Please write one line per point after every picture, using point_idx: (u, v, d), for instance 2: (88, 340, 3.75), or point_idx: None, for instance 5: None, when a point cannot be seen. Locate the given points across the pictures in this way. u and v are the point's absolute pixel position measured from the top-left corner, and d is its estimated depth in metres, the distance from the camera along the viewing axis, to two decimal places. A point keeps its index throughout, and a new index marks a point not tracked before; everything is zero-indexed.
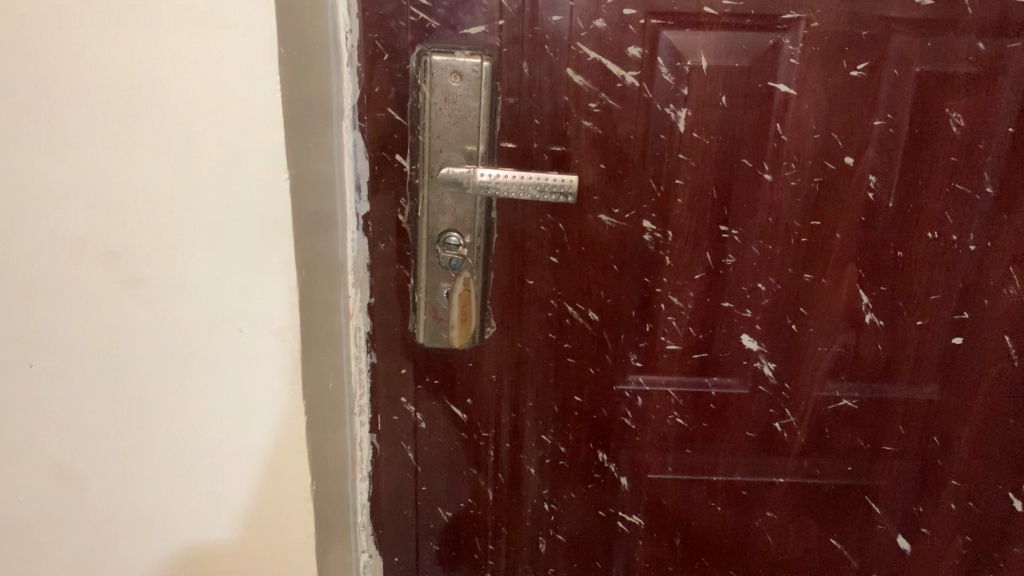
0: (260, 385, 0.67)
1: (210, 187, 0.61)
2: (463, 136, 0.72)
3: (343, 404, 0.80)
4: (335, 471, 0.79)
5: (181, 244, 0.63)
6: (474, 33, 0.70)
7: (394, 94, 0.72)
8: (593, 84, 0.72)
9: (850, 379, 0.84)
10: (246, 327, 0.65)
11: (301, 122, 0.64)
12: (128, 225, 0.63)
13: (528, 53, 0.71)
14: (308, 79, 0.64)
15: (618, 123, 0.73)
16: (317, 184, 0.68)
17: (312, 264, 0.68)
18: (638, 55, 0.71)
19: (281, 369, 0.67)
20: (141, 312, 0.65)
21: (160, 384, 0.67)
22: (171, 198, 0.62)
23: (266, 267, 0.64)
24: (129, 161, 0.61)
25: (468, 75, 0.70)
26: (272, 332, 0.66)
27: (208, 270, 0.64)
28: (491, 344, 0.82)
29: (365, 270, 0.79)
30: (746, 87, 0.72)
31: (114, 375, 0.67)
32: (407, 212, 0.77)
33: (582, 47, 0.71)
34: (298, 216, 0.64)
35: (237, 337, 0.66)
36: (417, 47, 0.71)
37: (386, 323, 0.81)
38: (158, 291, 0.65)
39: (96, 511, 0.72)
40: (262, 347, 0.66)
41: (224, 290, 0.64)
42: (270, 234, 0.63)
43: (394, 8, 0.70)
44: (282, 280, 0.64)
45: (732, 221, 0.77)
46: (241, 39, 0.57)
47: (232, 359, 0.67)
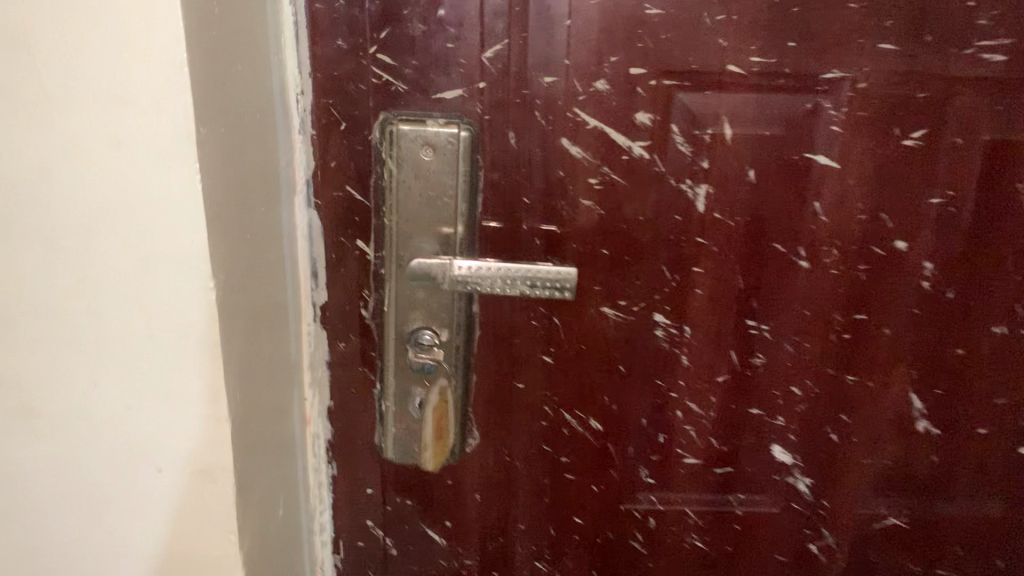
0: (185, 535, 0.54)
1: (119, 298, 0.49)
2: (437, 219, 0.59)
3: (297, 533, 0.67)
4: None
5: (86, 367, 0.51)
6: (451, 98, 0.58)
7: (354, 171, 0.60)
8: (595, 156, 0.60)
9: (900, 495, 0.71)
10: (167, 465, 0.52)
11: (237, 212, 0.51)
12: (20, 346, 0.50)
13: (515, 119, 0.58)
14: (244, 157, 0.52)
15: (624, 202, 0.61)
16: (257, 282, 0.55)
17: (253, 378, 0.55)
18: (648, 121, 0.59)
19: (211, 514, 0.53)
20: (39, 449, 0.53)
21: (65, 533, 0.55)
22: (70, 312, 0.49)
23: (189, 395, 0.51)
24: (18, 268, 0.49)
25: (442, 148, 0.58)
26: (202, 470, 0.52)
27: (119, 397, 0.51)
28: (474, 458, 0.69)
29: (325, 369, 0.66)
30: (778, 159, 0.60)
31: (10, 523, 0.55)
32: (373, 307, 0.64)
33: (580, 112, 0.58)
34: (231, 327, 0.51)
35: (158, 476, 0.53)
36: (380, 114, 0.58)
37: (349, 436, 0.68)
38: (59, 423, 0.52)
39: None
40: (185, 489, 0.53)
41: (137, 421, 0.52)
42: (194, 354, 0.50)
43: (353, 67, 0.57)
44: (209, 409, 0.51)
45: (761, 314, 0.65)
46: (148, 117, 0.45)
47: (152, 503, 0.54)
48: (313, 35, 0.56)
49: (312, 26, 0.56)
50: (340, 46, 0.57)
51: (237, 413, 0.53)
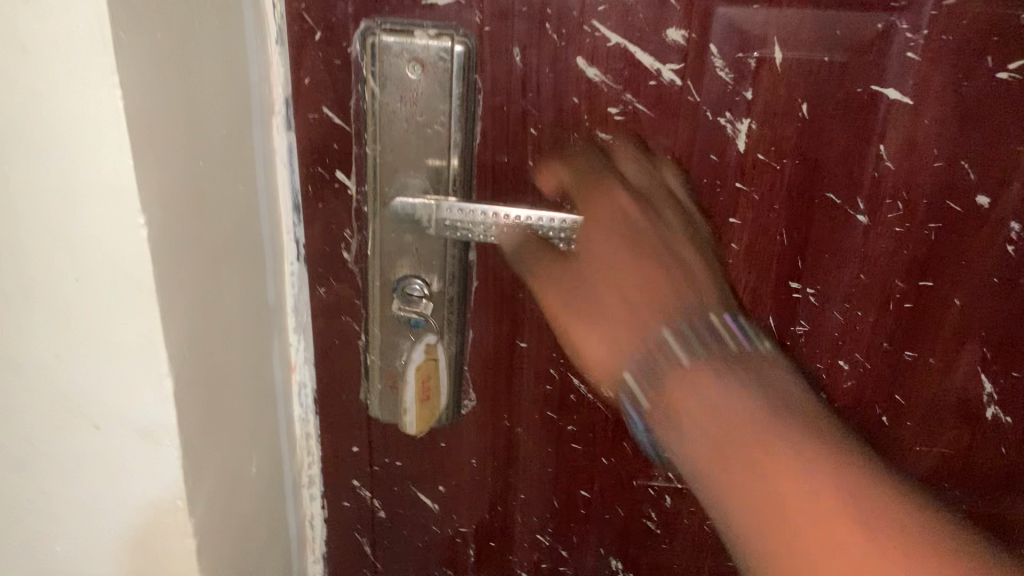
0: (132, 501, 0.47)
1: (37, 236, 0.40)
2: (426, 150, 0.51)
3: (277, 488, 0.61)
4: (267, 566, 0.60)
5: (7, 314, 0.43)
6: (444, 7, 0.48)
7: (332, 91, 0.51)
8: (616, 81, 0.50)
9: (958, 488, 0.62)
10: (107, 424, 0.45)
11: (182, 139, 0.42)
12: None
13: (522, 33, 0.49)
14: (193, 66, 0.42)
15: (649, 138, 0.51)
16: (218, 217, 0.47)
17: (212, 330, 0.48)
18: (682, 40, 0.48)
19: (159, 485, 0.47)
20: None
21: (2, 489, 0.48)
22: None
23: (127, 349, 0.43)
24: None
25: (432, 66, 0.48)
26: (149, 436, 0.45)
27: (48, 348, 0.43)
28: (471, 420, 0.62)
29: (309, 314, 0.59)
30: (839, 91, 0.49)
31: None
32: (354, 249, 0.56)
33: (599, 27, 0.48)
34: (177, 272, 0.43)
35: (99, 435, 0.46)
36: (361, 23, 0.49)
37: (333, 390, 0.61)
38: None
39: None
40: (130, 451, 0.46)
41: (71, 373, 0.44)
42: (127, 303, 0.41)
43: None
44: (151, 371, 0.43)
45: (808, 278, 0.55)
46: (56, 26, 0.35)
47: (92, 462, 0.47)
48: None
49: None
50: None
51: (186, 374, 0.45)
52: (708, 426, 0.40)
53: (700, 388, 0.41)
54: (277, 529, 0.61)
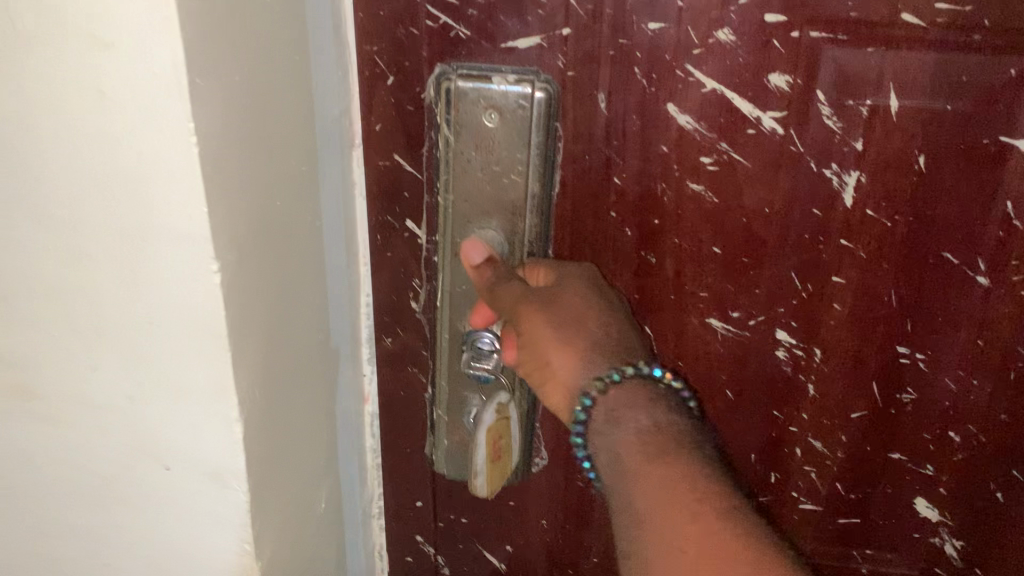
0: (201, 543, 0.44)
1: (109, 277, 0.37)
2: (501, 202, 0.47)
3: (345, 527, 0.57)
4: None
5: (76, 354, 0.39)
6: (524, 50, 0.45)
7: (404, 137, 0.48)
8: (710, 129, 0.46)
9: None
10: (177, 466, 0.42)
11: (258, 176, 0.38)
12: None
13: (608, 78, 0.45)
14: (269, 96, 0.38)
15: (744, 189, 0.47)
16: (291, 254, 0.43)
17: (283, 378, 0.44)
18: (785, 86, 0.44)
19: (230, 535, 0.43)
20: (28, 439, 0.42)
21: (67, 529, 0.45)
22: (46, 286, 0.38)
23: (198, 394, 0.39)
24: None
25: (511, 113, 0.45)
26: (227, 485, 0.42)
27: (121, 394, 0.40)
28: (541, 479, 0.58)
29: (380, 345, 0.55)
30: (961, 142, 0.44)
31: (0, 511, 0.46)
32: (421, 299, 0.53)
33: (693, 72, 0.44)
34: (251, 314, 0.39)
35: (171, 479, 0.42)
36: (436, 69, 0.46)
37: (398, 443, 0.58)
38: (52, 414, 0.41)
39: None
40: (199, 494, 0.42)
41: (140, 415, 0.40)
42: (200, 347, 0.38)
43: (402, 6, 0.44)
44: (223, 423, 0.40)
45: (918, 342, 0.50)
46: (136, 69, 0.31)
47: (162, 501, 0.43)
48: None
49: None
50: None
51: (257, 426, 0.41)
52: (665, 463, 0.36)
53: (633, 405, 0.39)
54: (343, 570, 0.58)
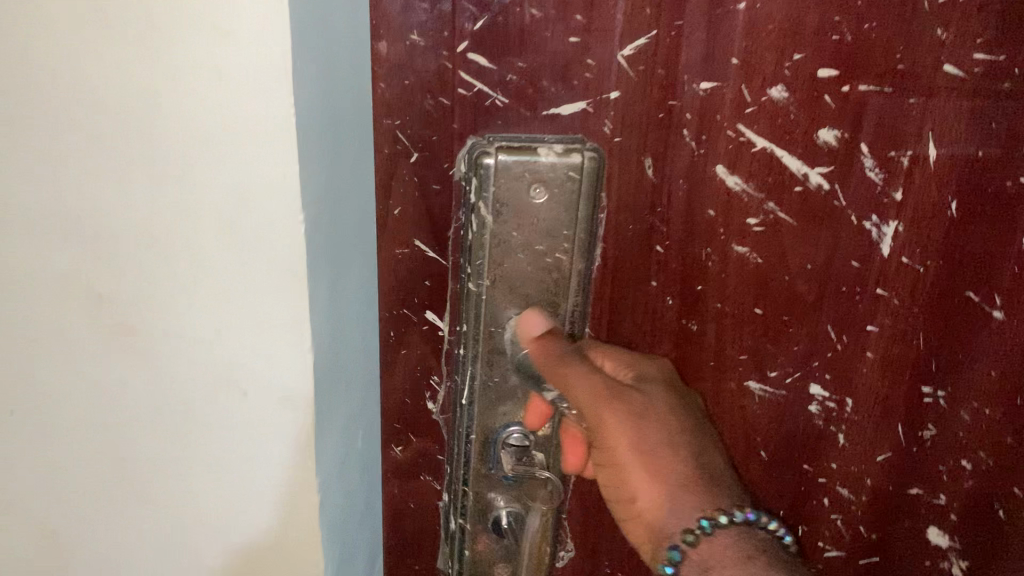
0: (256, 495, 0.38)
1: (184, 165, 0.32)
2: (544, 281, 0.42)
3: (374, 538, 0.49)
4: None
5: (136, 264, 0.34)
6: (567, 118, 0.40)
7: (427, 220, 0.41)
8: (758, 188, 0.43)
9: None
10: (244, 396, 0.36)
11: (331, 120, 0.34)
12: (33, 228, 0.34)
13: (656, 142, 0.41)
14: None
15: (788, 245, 0.45)
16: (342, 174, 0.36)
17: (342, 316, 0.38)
18: (833, 140, 0.43)
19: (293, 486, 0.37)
20: (65, 372, 0.37)
21: (110, 484, 0.39)
22: (107, 176, 0.32)
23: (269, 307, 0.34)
24: (22, 109, 0.32)
25: (558, 186, 0.40)
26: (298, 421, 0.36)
27: (185, 313, 0.34)
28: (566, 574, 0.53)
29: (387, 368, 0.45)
30: (990, 186, 0.44)
31: (33, 475, 0.39)
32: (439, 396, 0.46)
33: (745, 130, 0.42)
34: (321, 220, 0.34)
35: (236, 414, 0.36)
36: (470, 140, 0.40)
37: (405, 560, 0.51)
38: (101, 338, 0.36)
39: None
40: (261, 431, 0.36)
41: (213, 337, 0.35)
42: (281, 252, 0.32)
43: (431, 73, 0.38)
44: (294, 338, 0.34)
45: (940, 380, 0.50)
46: None
47: (226, 449, 0.37)
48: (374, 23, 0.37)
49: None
50: (417, 42, 0.37)
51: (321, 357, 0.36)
52: None
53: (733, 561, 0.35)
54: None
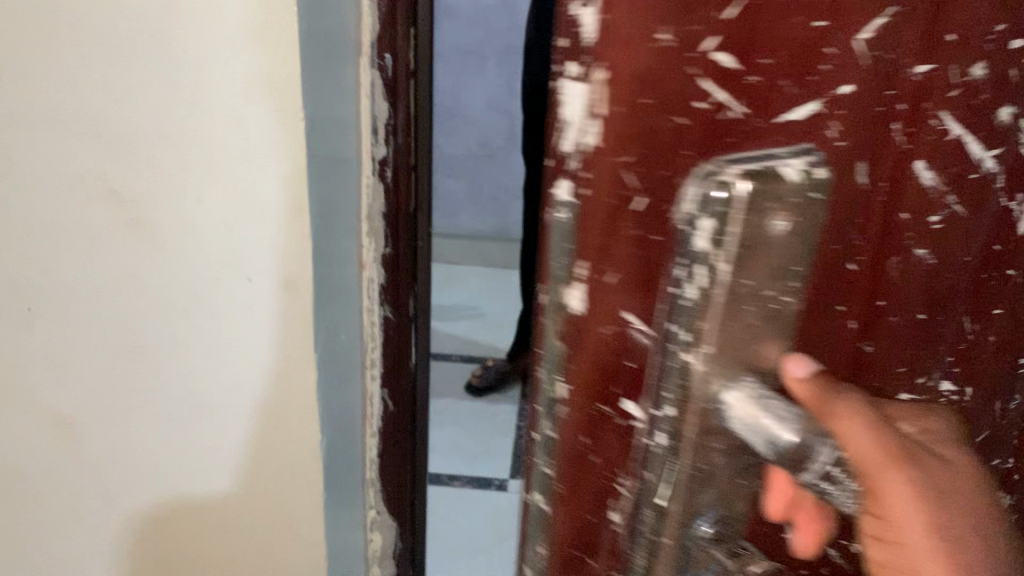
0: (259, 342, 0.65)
1: (218, 135, 0.58)
2: (778, 333, 0.34)
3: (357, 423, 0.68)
4: (293, 482, 0.71)
5: (175, 189, 0.60)
6: (798, 124, 0.33)
7: (639, 266, 0.34)
8: (947, 179, 0.37)
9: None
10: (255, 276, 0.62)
11: (326, 50, 0.54)
12: (96, 147, 0.59)
13: (873, 139, 0.35)
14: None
15: (959, 238, 0.39)
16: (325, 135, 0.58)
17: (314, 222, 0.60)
18: (1009, 117, 0.37)
19: (295, 349, 0.65)
20: (112, 270, 0.63)
21: (128, 296, 0.64)
22: (160, 133, 0.58)
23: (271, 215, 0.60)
24: (114, 81, 0.57)
25: (807, 211, 0.31)
26: (283, 296, 0.63)
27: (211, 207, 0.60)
28: None
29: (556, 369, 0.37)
30: None
31: (111, 282, 0.63)
32: (410, 327, 0.70)
33: (947, 116, 0.36)
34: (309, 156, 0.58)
35: (247, 292, 0.63)
36: (701, 170, 0.30)
37: None
38: (118, 238, 0.62)
39: (72, 536, 0.75)
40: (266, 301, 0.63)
41: (239, 232, 0.61)
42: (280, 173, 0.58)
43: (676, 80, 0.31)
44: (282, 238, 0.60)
45: None
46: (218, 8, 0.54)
47: (240, 311, 0.63)
48: (603, 25, 0.31)
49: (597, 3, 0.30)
50: (666, 42, 0.30)
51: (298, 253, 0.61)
52: None
53: None
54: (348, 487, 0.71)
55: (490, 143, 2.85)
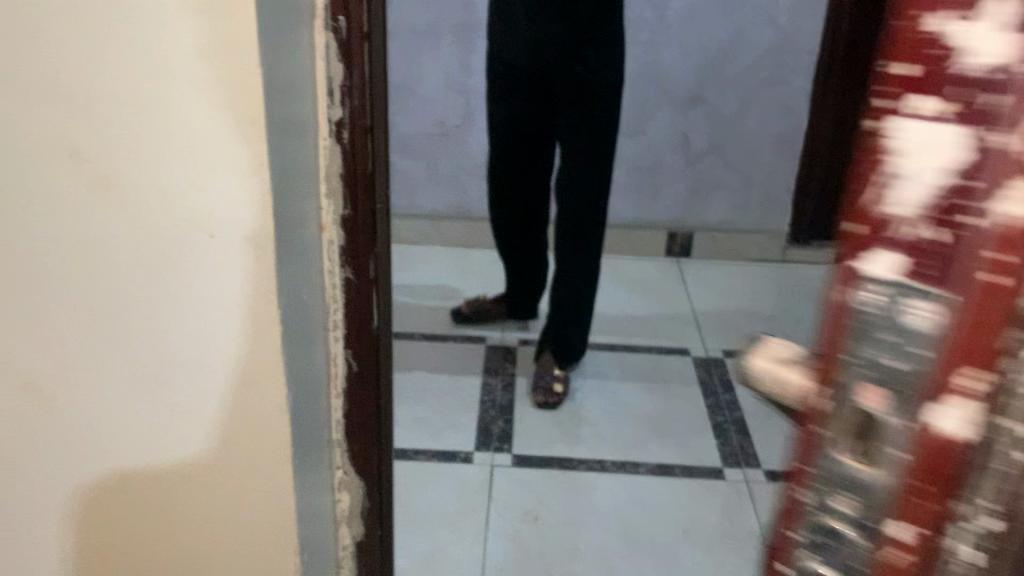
0: (224, 290, 0.76)
1: (180, 109, 0.69)
2: None
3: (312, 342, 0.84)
4: (259, 411, 0.82)
5: (149, 152, 0.71)
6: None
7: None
8: None
9: None
10: (217, 233, 0.74)
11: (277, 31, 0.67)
12: (77, 116, 0.70)
13: None
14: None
15: None
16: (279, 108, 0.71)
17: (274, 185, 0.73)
18: None
19: (258, 298, 0.76)
20: (93, 222, 0.75)
21: (107, 243, 0.75)
22: (135, 105, 0.69)
23: (232, 179, 0.71)
24: (90, 61, 0.68)
25: None
26: (245, 248, 0.74)
27: (178, 170, 0.72)
28: None
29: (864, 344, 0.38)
30: None
31: (91, 232, 0.75)
32: (371, 289, 0.88)
33: None
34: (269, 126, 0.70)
35: (210, 245, 0.74)
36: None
37: None
38: (95, 195, 0.73)
39: (62, 454, 0.86)
40: (229, 252, 0.74)
41: (203, 192, 0.72)
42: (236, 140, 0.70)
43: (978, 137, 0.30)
44: (241, 198, 0.72)
45: None
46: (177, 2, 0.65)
47: (205, 261, 0.75)
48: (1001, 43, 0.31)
49: (994, 21, 0.31)
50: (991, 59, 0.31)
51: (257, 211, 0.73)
52: None
53: None
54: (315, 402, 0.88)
55: (448, 120, 2.85)
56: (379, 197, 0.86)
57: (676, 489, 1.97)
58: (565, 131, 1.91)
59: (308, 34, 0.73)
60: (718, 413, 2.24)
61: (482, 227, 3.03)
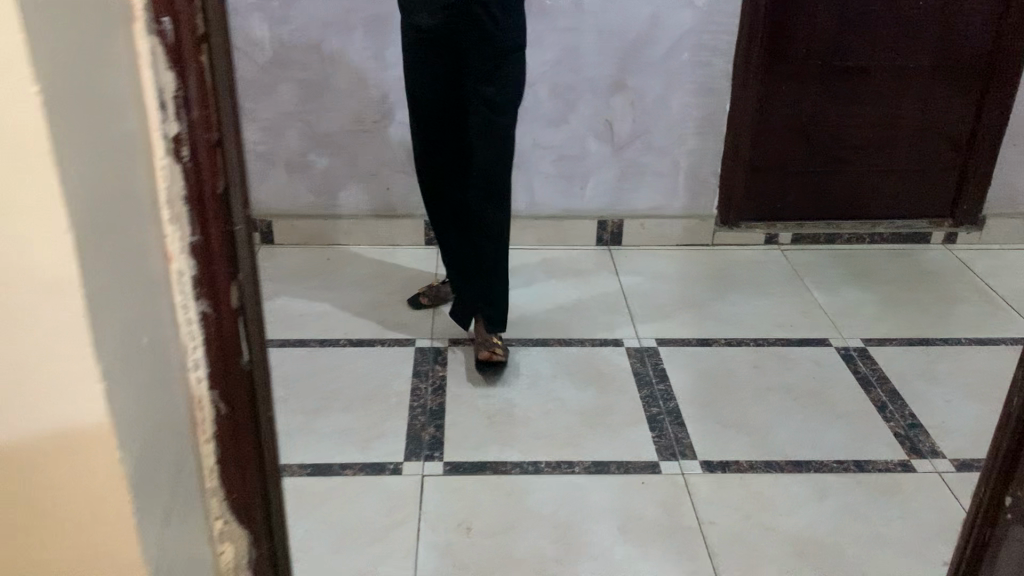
0: (47, 348, 0.59)
1: None
2: None
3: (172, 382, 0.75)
4: (111, 495, 0.65)
5: None
6: None
7: None
8: None
9: None
10: (14, 281, 0.57)
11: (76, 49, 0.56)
12: None
13: None
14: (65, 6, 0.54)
15: None
16: (98, 130, 0.60)
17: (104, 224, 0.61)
18: None
19: (92, 355, 0.60)
20: None
21: None
22: None
23: (33, 215, 0.55)
24: None
25: None
26: (58, 297, 0.57)
27: None
28: None
29: None
30: None
31: None
32: (237, 317, 0.80)
33: None
34: (87, 157, 0.58)
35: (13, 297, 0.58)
36: None
37: None
38: None
39: None
40: (45, 303, 0.58)
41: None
42: (34, 169, 0.54)
43: None
44: (49, 238, 0.56)
45: None
46: None
47: (19, 311, 0.58)
48: None
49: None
50: None
51: (73, 256, 0.57)
52: None
53: None
54: (185, 446, 0.79)
55: (365, 117, 2.76)
56: (235, 219, 0.77)
57: (612, 486, 1.92)
58: (482, 103, 1.93)
59: (127, 41, 0.64)
60: (652, 404, 2.20)
61: (406, 224, 2.94)
